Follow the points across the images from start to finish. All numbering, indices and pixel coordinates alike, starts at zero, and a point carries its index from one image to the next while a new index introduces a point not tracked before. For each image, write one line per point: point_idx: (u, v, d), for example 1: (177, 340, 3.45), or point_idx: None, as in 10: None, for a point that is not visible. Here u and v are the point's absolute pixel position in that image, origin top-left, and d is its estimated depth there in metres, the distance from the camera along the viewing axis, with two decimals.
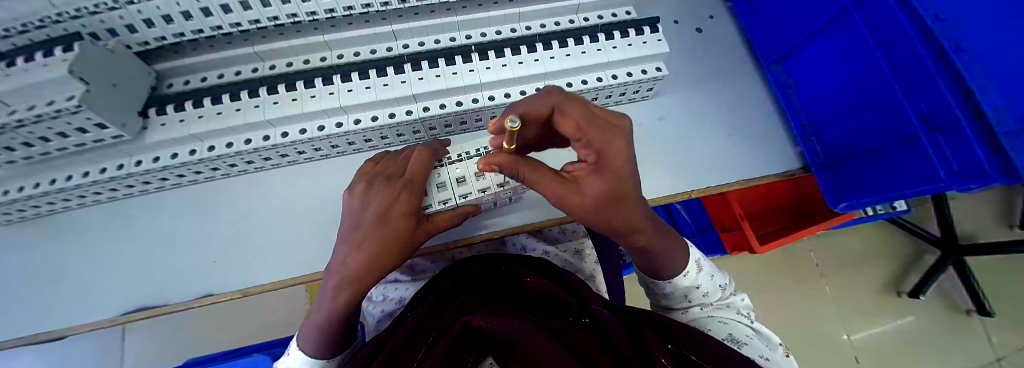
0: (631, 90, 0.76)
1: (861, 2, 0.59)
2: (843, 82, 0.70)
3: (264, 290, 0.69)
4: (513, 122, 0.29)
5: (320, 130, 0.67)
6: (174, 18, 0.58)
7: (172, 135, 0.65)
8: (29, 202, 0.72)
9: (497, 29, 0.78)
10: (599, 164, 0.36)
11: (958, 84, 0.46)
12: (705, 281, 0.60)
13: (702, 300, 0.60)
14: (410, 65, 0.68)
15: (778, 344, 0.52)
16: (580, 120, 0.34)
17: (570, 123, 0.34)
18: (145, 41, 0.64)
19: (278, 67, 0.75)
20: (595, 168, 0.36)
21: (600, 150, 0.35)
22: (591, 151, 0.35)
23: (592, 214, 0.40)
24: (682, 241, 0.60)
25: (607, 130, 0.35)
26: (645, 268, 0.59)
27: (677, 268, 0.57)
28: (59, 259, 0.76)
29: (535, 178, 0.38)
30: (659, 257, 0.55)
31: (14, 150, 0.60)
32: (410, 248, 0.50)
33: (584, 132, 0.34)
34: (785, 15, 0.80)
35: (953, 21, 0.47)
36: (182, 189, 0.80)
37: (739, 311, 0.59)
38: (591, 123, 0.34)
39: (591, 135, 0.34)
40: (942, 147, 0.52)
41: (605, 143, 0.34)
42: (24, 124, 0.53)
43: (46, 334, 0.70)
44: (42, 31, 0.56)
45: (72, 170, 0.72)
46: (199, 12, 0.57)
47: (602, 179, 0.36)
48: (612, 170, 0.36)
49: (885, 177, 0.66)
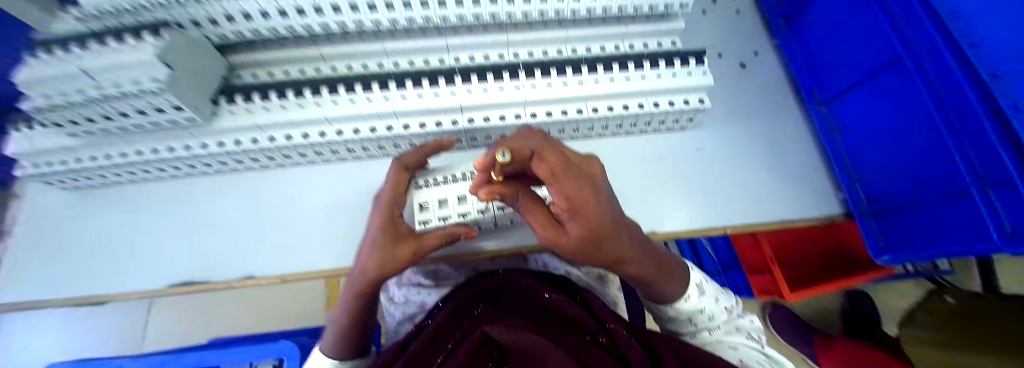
0: (670, 119, 0.77)
1: (915, 52, 0.59)
2: (890, 130, 0.68)
3: (303, 278, 0.73)
4: (502, 155, 0.31)
5: (373, 131, 0.71)
6: (268, 15, 0.66)
7: (239, 124, 0.70)
8: (104, 171, 0.79)
9: (544, 49, 0.81)
10: (571, 212, 0.27)
11: (1011, 142, 0.44)
12: (710, 304, 0.59)
13: (709, 324, 0.59)
14: (461, 77, 0.71)
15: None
16: (556, 165, 0.25)
17: (543, 168, 0.26)
18: (232, 33, 0.71)
19: (339, 70, 0.80)
20: (569, 215, 0.28)
21: (575, 203, 0.25)
22: (561, 199, 0.26)
23: (581, 254, 0.34)
24: (679, 264, 0.58)
25: (582, 179, 0.26)
26: (646, 294, 0.56)
27: (676, 295, 0.55)
28: (121, 227, 0.82)
29: (528, 207, 0.34)
30: (658, 286, 0.51)
31: (99, 121, 0.67)
32: (397, 266, 0.44)
33: (557, 178, 0.25)
34: (837, 58, 0.80)
35: (1009, 78, 0.45)
36: (236, 174, 0.86)
37: (749, 334, 0.60)
38: (569, 171, 0.25)
39: (562, 187, 0.25)
40: (995, 206, 0.49)
41: (577, 195, 0.25)
42: (110, 99, 0.59)
43: (101, 296, 0.75)
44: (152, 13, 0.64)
45: (140, 146, 0.78)
46: (293, 12, 0.65)
47: (579, 227, 0.28)
48: (587, 218, 0.27)
49: (930, 234, 0.63)
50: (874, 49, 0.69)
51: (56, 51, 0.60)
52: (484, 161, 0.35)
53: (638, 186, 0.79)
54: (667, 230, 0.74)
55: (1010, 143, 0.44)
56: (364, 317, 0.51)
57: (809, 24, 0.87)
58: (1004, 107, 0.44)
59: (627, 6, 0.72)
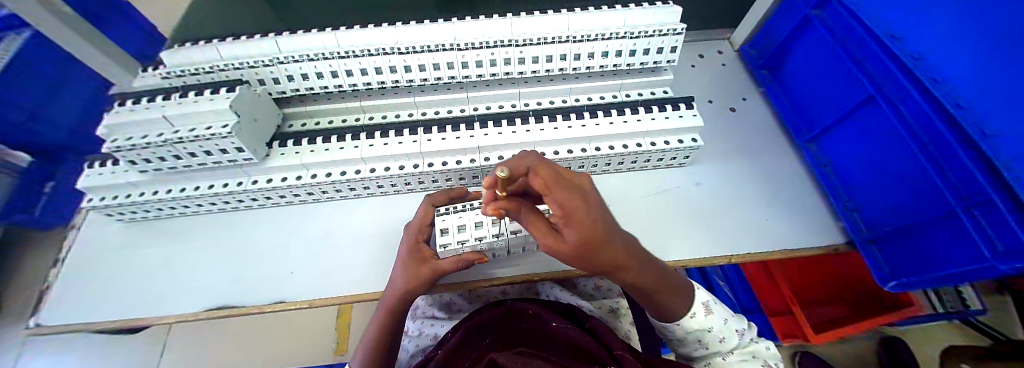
0: (669, 156, 0.83)
1: (885, 91, 0.66)
2: (874, 161, 0.73)
3: (327, 304, 0.77)
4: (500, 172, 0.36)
5: (400, 169, 0.80)
6: (325, 75, 0.82)
7: (287, 163, 0.81)
8: (164, 204, 0.90)
9: (550, 100, 0.92)
10: (566, 220, 0.33)
11: (985, 164, 0.47)
12: (719, 325, 0.58)
13: (721, 347, 0.59)
14: (478, 124, 0.82)
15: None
16: (549, 179, 0.33)
17: (539, 181, 0.34)
18: (296, 88, 0.87)
19: (374, 118, 0.92)
20: (564, 223, 0.33)
21: (568, 208, 0.31)
22: (557, 208, 0.33)
23: (578, 261, 0.38)
24: (685, 285, 0.59)
25: (573, 189, 0.33)
26: (655, 313, 0.58)
27: (684, 311, 0.57)
28: (167, 256, 0.91)
29: (529, 220, 0.41)
30: (664, 301, 0.53)
31: (172, 160, 0.79)
32: (421, 282, 0.58)
33: (550, 189, 0.32)
34: (818, 99, 0.88)
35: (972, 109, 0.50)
36: (277, 208, 0.96)
37: (764, 361, 0.59)
38: (560, 183, 0.32)
39: (556, 194, 0.32)
40: (980, 224, 0.50)
41: (569, 202, 0.31)
42: (183, 141, 0.70)
43: (138, 321, 0.80)
44: (236, 71, 0.81)
45: (199, 182, 0.90)
46: (345, 72, 0.81)
47: (574, 234, 0.33)
48: (581, 224, 0.32)
49: (926, 258, 0.63)
50: (848, 89, 0.76)
51: (155, 102, 0.76)
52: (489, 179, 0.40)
53: (644, 218, 0.83)
54: (677, 259, 0.75)
55: (984, 166, 0.48)
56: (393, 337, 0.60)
57: (792, 73, 0.97)
58: (973, 133, 0.48)
59: (620, 63, 0.85)
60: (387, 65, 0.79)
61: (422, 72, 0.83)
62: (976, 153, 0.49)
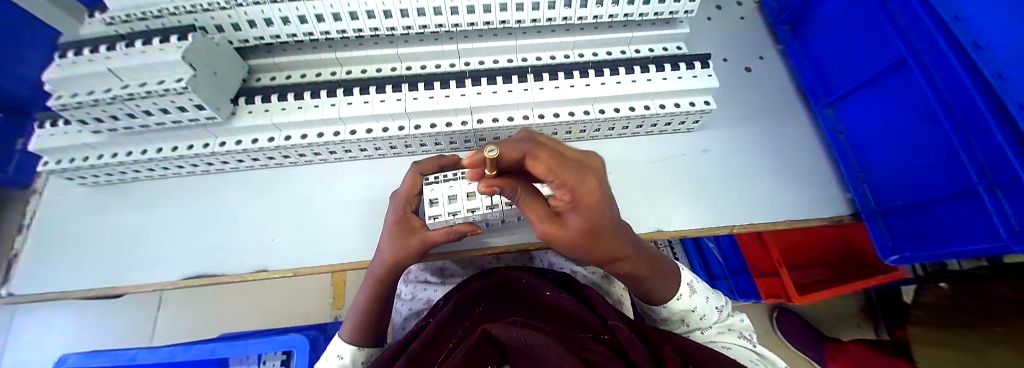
0: (677, 121, 0.78)
1: (922, 55, 0.60)
2: (895, 132, 0.69)
3: (314, 272, 0.75)
4: (490, 151, 0.33)
5: (384, 131, 0.73)
6: (292, 20, 0.71)
7: (257, 122, 0.73)
8: (126, 168, 0.83)
9: (552, 54, 0.84)
10: (574, 204, 0.34)
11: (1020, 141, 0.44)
12: (702, 303, 0.61)
13: (701, 323, 0.61)
14: (471, 81, 0.75)
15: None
16: (551, 163, 0.33)
17: (541, 166, 0.34)
18: (261, 36, 0.76)
19: (354, 72, 0.83)
20: (572, 208, 0.35)
21: (575, 193, 0.33)
22: (565, 192, 0.34)
23: (578, 248, 0.40)
24: (673, 267, 0.59)
25: (579, 172, 0.33)
26: (638, 294, 0.59)
27: (671, 292, 0.57)
28: (139, 222, 0.85)
29: (526, 204, 0.41)
30: (649, 284, 0.54)
31: (122, 119, 0.70)
32: (410, 254, 0.55)
33: (555, 174, 0.33)
34: (844, 62, 0.81)
35: (1013, 79, 0.46)
36: (253, 171, 0.89)
37: (739, 333, 0.61)
38: (564, 166, 0.33)
39: (565, 178, 0.32)
40: (1002, 205, 0.49)
41: (578, 187, 0.32)
42: (135, 98, 0.62)
43: (115, 289, 0.77)
44: (187, 15, 0.69)
45: (162, 144, 0.82)
46: (315, 17, 0.70)
47: (579, 217, 0.35)
48: (589, 208, 0.34)
49: (934, 233, 0.63)
50: (880, 51, 0.70)
51: (100, 53, 0.66)
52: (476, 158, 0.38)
53: (643, 188, 0.79)
54: (675, 230, 0.74)
55: (1018, 143, 0.44)
56: (382, 304, 0.60)
57: (817, 29, 0.89)
58: (1009, 106, 0.44)
59: (631, 13, 0.76)
60: (363, 9, 0.68)
61: (404, 18, 0.72)
62: (1010, 127, 0.45)
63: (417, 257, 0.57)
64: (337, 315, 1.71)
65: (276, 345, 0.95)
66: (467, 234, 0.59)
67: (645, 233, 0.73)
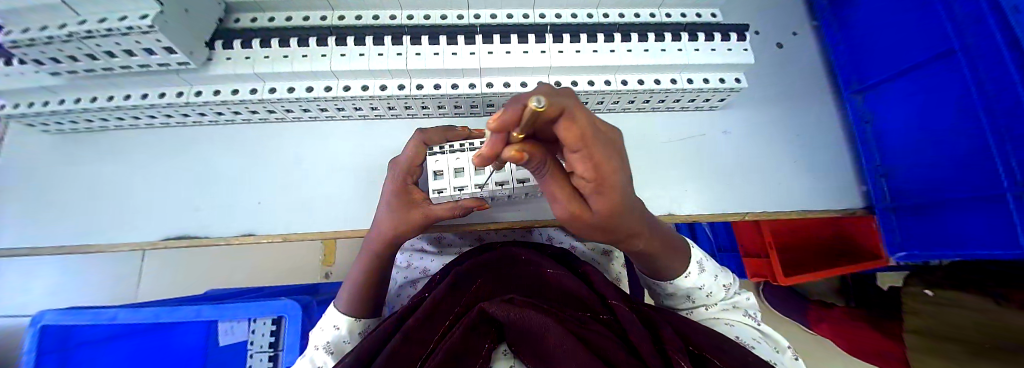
0: (702, 97, 0.74)
1: (974, 49, 0.56)
2: (933, 127, 0.66)
3: (305, 238, 0.71)
4: (539, 99, 0.13)
5: (382, 89, 0.67)
6: None
7: (237, 70, 0.65)
8: (90, 116, 0.75)
9: (573, 12, 0.76)
10: (599, 186, 0.24)
11: None
12: (709, 281, 0.60)
13: (706, 300, 0.61)
14: (482, 37, 0.67)
15: (787, 347, 0.55)
16: (587, 127, 0.19)
17: (576, 133, 0.19)
18: None
19: (348, 18, 0.74)
20: (596, 189, 0.25)
21: (604, 171, 0.23)
22: (588, 169, 0.23)
23: (594, 227, 0.33)
24: (683, 243, 0.58)
25: (610, 143, 0.22)
26: (647, 272, 0.58)
27: (681, 270, 0.56)
28: (110, 176, 0.79)
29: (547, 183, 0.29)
30: (662, 263, 0.53)
31: (79, 60, 0.61)
32: (410, 227, 0.52)
33: (589, 143, 0.20)
34: (885, 44, 0.76)
35: None
36: (235, 127, 0.82)
37: (746, 311, 0.61)
38: (598, 133, 0.20)
39: (594, 151, 0.21)
40: None
41: (608, 159, 0.22)
42: (93, 37, 0.52)
43: (89, 247, 0.73)
44: None
45: (132, 90, 0.74)
46: None
47: (606, 199, 0.26)
48: (613, 189, 0.25)
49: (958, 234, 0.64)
50: (929, 38, 0.65)
51: None
52: (506, 119, 0.16)
53: (655, 167, 0.77)
54: (686, 214, 0.73)
55: None
56: (376, 279, 0.57)
57: (856, 3, 0.81)
58: None
59: None
60: None
61: None
62: None
63: (419, 230, 0.54)
64: (329, 271, 1.72)
65: (267, 308, 0.94)
66: (473, 209, 0.56)
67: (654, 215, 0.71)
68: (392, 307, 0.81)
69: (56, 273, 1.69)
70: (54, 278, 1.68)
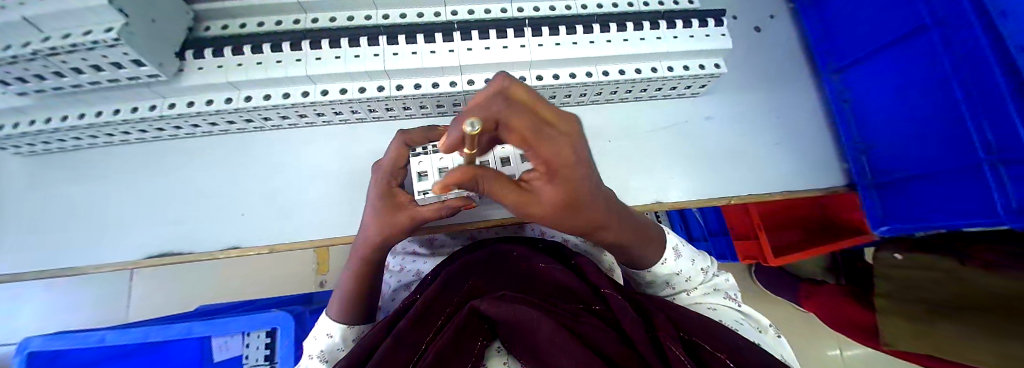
0: (683, 85, 0.74)
1: (945, 23, 0.57)
2: (907, 102, 0.68)
3: (293, 247, 0.70)
4: (473, 125, 0.22)
5: (361, 92, 0.66)
6: None
7: (211, 80, 0.64)
8: (59, 135, 0.72)
9: (551, 5, 0.75)
10: (551, 175, 0.29)
11: None
12: (686, 266, 0.61)
13: (686, 285, 0.62)
14: (460, 33, 0.67)
15: (767, 325, 0.59)
16: (529, 130, 0.25)
17: (518, 135, 0.25)
18: None
19: (322, 21, 0.73)
20: (548, 177, 0.30)
21: (553, 164, 0.28)
22: (539, 161, 0.28)
23: (551, 221, 0.36)
24: (659, 233, 0.59)
25: (559, 140, 0.26)
26: (625, 263, 0.60)
27: (657, 258, 0.58)
28: (86, 196, 0.77)
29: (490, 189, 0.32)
30: (638, 252, 0.54)
31: (42, 78, 0.58)
32: (398, 230, 0.51)
33: (532, 142, 0.26)
34: (859, 23, 0.77)
35: None
36: (214, 138, 0.80)
37: (726, 294, 0.63)
38: (545, 133, 0.26)
39: (543, 147, 0.26)
40: (1002, 183, 0.51)
41: (558, 154, 0.27)
42: (56, 53, 0.50)
43: (67, 271, 0.70)
44: None
45: (103, 107, 0.71)
46: None
47: (556, 187, 0.30)
48: (565, 180, 0.30)
49: (937, 204, 0.65)
50: (899, 15, 0.67)
51: None
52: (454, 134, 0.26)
53: (640, 156, 0.77)
54: (674, 201, 0.73)
55: None
56: (369, 284, 0.57)
57: None
58: None
59: None
60: None
61: None
62: None
63: (406, 234, 0.54)
64: (323, 280, 1.69)
65: (261, 321, 0.93)
66: (461, 208, 0.56)
67: (641, 204, 0.72)
68: (388, 312, 0.81)
69: (42, 299, 1.64)
70: (41, 303, 1.64)
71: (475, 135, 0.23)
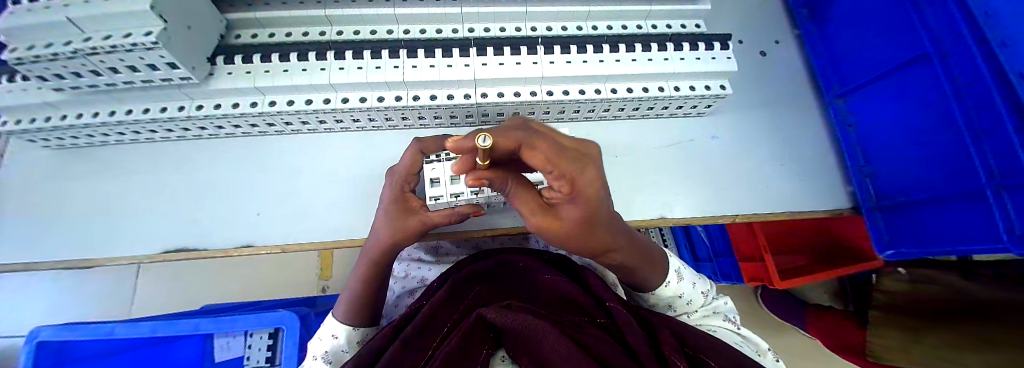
0: (690, 104, 0.76)
1: (948, 52, 0.58)
2: (912, 127, 0.68)
3: (303, 249, 0.72)
4: (484, 140, 0.29)
5: (379, 101, 0.68)
6: None
7: (239, 85, 0.67)
8: (89, 131, 0.76)
9: (563, 25, 0.79)
10: (574, 196, 0.32)
11: None
12: (688, 289, 0.62)
13: (687, 308, 0.63)
14: (476, 50, 0.70)
15: (767, 349, 0.58)
16: (550, 152, 0.28)
17: (540, 157, 0.28)
18: None
19: (345, 34, 0.76)
20: (570, 199, 0.32)
21: (579, 184, 0.30)
22: (563, 183, 0.30)
23: (569, 241, 0.38)
24: (662, 255, 0.60)
25: (579, 161, 0.30)
26: (629, 283, 0.60)
27: (660, 279, 0.58)
28: (108, 190, 0.79)
29: (518, 195, 0.39)
30: (642, 273, 0.54)
31: (82, 76, 0.62)
32: (409, 236, 0.53)
33: (555, 164, 0.28)
34: (863, 51, 0.79)
35: None
36: (235, 139, 0.84)
37: (725, 316, 0.63)
38: (564, 154, 0.29)
39: (566, 169, 0.28)
40: (1007, 208, 0.52)
41: (581, 176, 0.29)
42: (97, 53, 0.53)
43: (84, 262, 0.72)
44: None
45: (133, 105, 0.75)
46: None
47: (578, 207, 0.33)
48: (586, 200, 0.32)
49: (941, 229, 0.66)
50: (903, 43, 0.68)
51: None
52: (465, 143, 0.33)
53: (646, 172, 0.79)
54: (679, 218, 0.74)
55: None
56: (377, 288, 0.58)
57: (838, 13, 0.85)
58: None
59: None
60: None
61: None
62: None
63: (415, 239, 0.55)
64: (325, 285, 1.70)
65: (264, 321, 0.94)
66: (470, 215, 0.58)
67: (645, 220, 0.73)
68: (391, 318, 0.82)
69: (52, 288, 1.67)
70: (50, 293, 1.66)
71: (485, 150, 0.30)
